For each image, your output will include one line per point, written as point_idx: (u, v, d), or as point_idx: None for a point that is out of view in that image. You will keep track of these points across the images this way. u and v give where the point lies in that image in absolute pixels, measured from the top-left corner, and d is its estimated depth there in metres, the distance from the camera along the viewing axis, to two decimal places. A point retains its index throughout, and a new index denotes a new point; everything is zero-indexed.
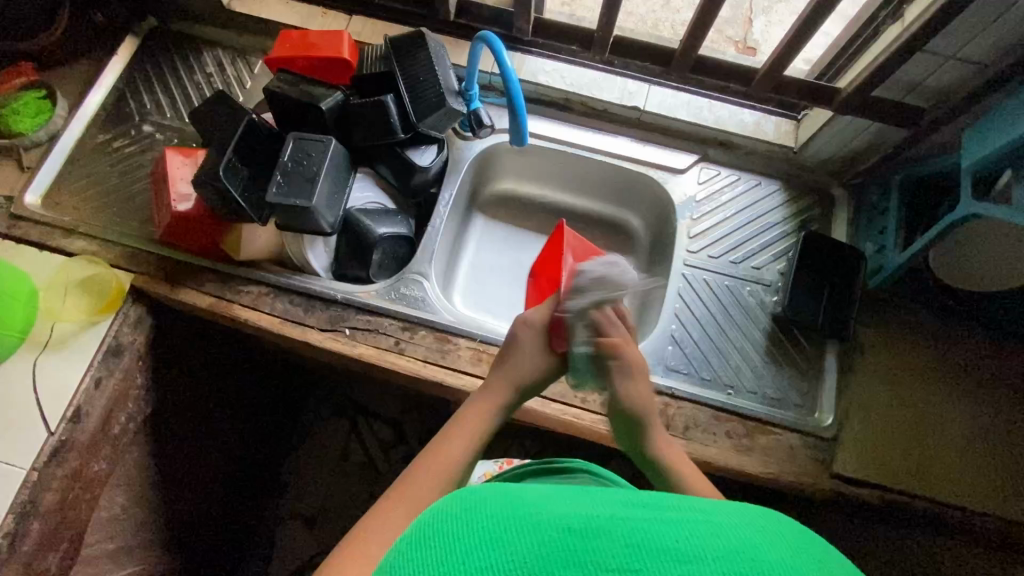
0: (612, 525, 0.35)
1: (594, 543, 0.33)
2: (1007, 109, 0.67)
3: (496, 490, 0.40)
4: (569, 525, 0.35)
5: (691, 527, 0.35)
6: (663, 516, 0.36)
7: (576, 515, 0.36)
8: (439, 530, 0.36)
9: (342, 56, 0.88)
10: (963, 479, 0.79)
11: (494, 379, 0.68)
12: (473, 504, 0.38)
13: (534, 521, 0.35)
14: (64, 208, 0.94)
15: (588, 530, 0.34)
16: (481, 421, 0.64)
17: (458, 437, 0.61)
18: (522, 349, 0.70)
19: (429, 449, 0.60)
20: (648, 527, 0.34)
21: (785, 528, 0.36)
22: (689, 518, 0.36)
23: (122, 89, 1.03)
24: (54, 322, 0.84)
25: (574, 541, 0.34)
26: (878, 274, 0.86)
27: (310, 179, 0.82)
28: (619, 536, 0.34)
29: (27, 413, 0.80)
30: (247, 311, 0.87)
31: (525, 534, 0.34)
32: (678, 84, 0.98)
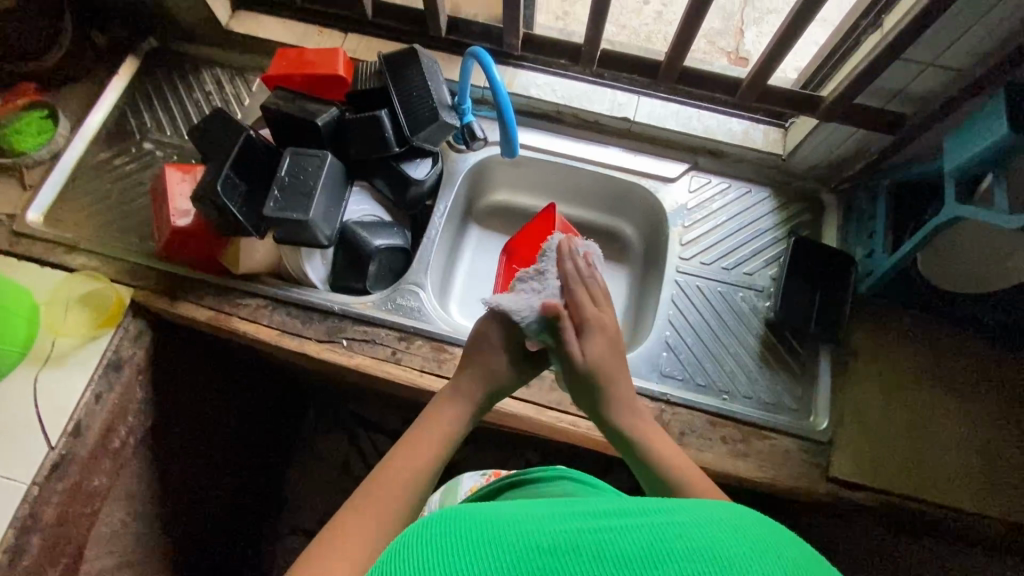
0: (582, 538, 0.35)
1: (563, 560, 0.34)
2: (984, 115, 0.68)
3: (467, 509, 0.40)
4: (539, 544, 0.35)
5: (659, 530, 0.35)
6: (631, 521, 0.36)
7: (547, 529, 0.37)
8: (410, 556, 0.36)
9: (338, 73, 0.92)
10: (958, 481, 0.80)
11: (464, 382, 0.69)
12: (443, 526, 0.38)
13: (505, 543, 0.36)
14: (65, 224, 0.95)
15: (557, 546, 0.35)
16: (444, 423, 0.66)
17: (426, 435, 0.64)
18: (485, 350, 0.70)
19: (405, 440, 0.63)
20: (616, 535, 0.35)
21: (748, 521, 0.37)
22: (657, 520, 0.36)
23: (122, 107, 1.06)
24: (55, 337, 0.85)
25: (545, 559, 0.34)
26: (869, 278, 0.87)
27: (306, 193, 0.83)
28: (588, 550, 0.34)
29: (28, 429, 0.81)
30: (245, 323, 0.88)
31: (496, 555, 0.35)
32: (667, 95, 0.99)
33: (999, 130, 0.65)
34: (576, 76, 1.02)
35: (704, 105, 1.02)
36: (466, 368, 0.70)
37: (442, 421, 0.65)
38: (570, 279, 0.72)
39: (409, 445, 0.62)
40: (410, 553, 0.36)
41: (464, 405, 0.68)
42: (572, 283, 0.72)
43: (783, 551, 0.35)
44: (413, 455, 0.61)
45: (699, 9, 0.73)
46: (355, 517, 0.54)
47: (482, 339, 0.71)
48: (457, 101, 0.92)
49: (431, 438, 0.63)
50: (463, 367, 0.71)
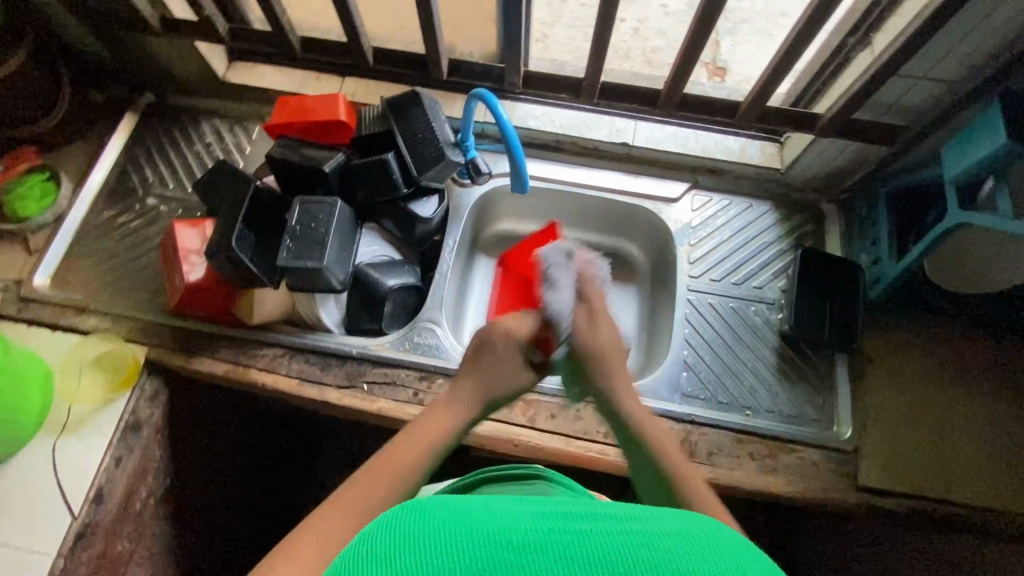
0: (551, 537, 0.36)
1: (529, 557, 0.34)
2: (980, 125, 0.71)
3: (443, 500, 0.41)
4: (507, 539, 0.36)
5: (628, 538, 0.35)
6: (601, 526, 0.37)
7: (517, 526, 0.37)
8: (380, 540, 0.37)
9: (340, 117, 0.92)
10: (984, 479, 0.81)
11: (466, 391, 0.67)
12: (417, 514, 0.39)
13: (474, 534, 0.36)
14: (73, 286, 0.94)
15: (525, 544, 0.35)
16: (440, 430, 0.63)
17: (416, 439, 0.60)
18: (495, 356, 0.69)
19: (397, 439, 0.60)
20: (583, 539, 0.35)
21: (719, 534, 0.37)
22: (627, 527, 0.36)
23: (123, 164, 1.05)
24: (71, 404, 0.84)
25: (511, 555, 0.34)
26: (877, 284, 0.89)
27: (319, 241, 0.84)
28: (555, 550, 0.35)
29: (51, 499, 0.79)
30: (263, 374, 0.88)
31: (463, 546, 0.35)
32: (663, 118, 1.02)
33: (997, 138, 0.67)
34: (572, 105, 1.05)
35: (700, 125, 1.04)
36: (469, 377, 0.68)
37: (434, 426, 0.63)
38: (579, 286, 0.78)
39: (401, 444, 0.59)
40: (380, 535, 0.37)
41: (459, 416, 0.65)
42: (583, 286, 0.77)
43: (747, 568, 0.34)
44: (407, 454, 0.58)
45: (698, 39, 0.75)
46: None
47: (488, 346, 0.69)
48: (460, 138, 0.93)
49: (425, 438, 0.61)
50: (464, 373, 0.69)
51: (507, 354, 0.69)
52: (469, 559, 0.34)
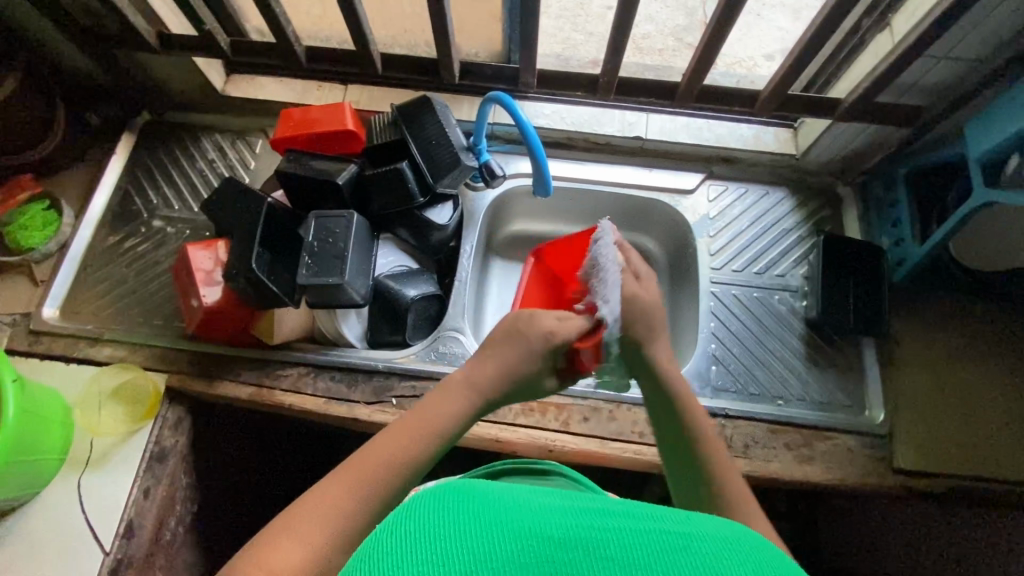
0: (595, 536, 0.35)
1: (573, 555, 0.34)
2: (1006, 102, 0.70)
3: (488, 497, 0.41)
4: (550, 536, 0.35)
5: (673, 542, 0.34)
6: (645, 528, 0.36)
7: (561, 523, 0.37)
8: (420, 527, 0.37)
9: (347, 127, 0.90)
10: (1019, 454, 0.81)
11: (478, 378, 0.59)
12: (460, 508, 0.39)
13: (516, 529, 0.36)
14: (84, 316, 0.92)
15: (564, 539, 0.35)
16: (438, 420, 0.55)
17: (412, 429, 0.53)
18: (520, 344, 0.60)
19: (399, 421, 0.54)
20: (628, 541, 0.34)
21: (759, 554, 0.35)
22: (672, 531, 0.36)
23: (125, 186, 1.03)
24: (93, 437, 0.82)
25: (555, 551, 0.34)
26: (902, 266, 0.89)
27: (338, 256, 0.82)
28: (599, 548, 0.34)
29: (79, 536, 0.78)
30: (288, 394, 0.86)
31: (504, 540, 0.35)
32: (676, 109, 1.00)
33: None
34: (581, 101, 1.03)
35: (712, 115, 1.03)
36: (488, 363, 0.60)
37: (439, 410, 0.56)
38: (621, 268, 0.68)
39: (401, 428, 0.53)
40: (422, 523, 0.38)
41: (464, 405, 0.58)
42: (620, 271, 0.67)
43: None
44: (406, 437, 0.52)
45: (719, 30, 0.74)
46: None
47: (521, 336, 0.61)
48: (473, 142, 0.91)
49: (429, 421, 0.55)
50: (485, 357, 0.61)
51: (539, 345, 0.60)
52: (510, 553, 0.34)
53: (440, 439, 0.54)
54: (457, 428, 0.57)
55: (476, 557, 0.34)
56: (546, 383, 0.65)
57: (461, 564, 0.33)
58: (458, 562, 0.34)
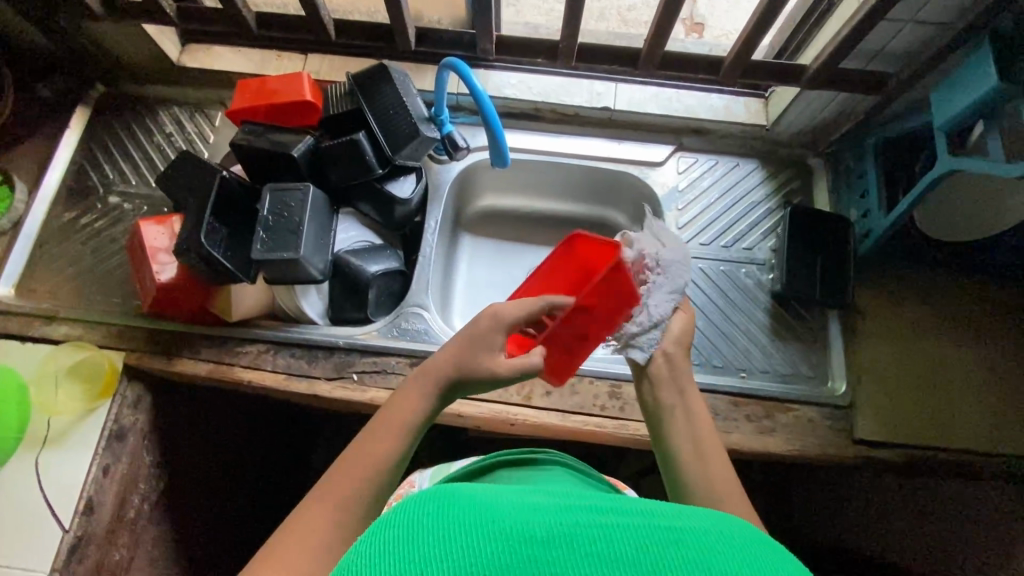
0: (578, 532, 0.33)
1: (558, 553, 0.32)
2: (970, 66, 0.68)
3: (463, 489, 0.37)
4: (534, 535, 0.33)
5: (664, 538, 0.33)
6: (634, 522, 0.34)
7: (544, 518, 0.34)
8: (390, 533, 0.33)
9: (306, 98, 0.86)
10: (976, 425, 0.82)
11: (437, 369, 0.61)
12: (436, 503, 0.35)
13: (498, 528, 0.33)
14: (39, 294, 0.90)
15: (545, 538, 0.33)
16: (408, 414, 0.59)
17: (385, 427, 0.58)
18: (472, 333, 0.62)
19: (374, 421, 0.59)
20: (616, 537, 0.33)
21: (746, 538, 0.35)
22: (663, 526, 0.34)
23: (80, 161, 1.00)
24: (51, 416, 0.81)
25: (539, 550, 0.32)
26: (867, 238, 0.88)
27: (293, 230, 0.80)
28: (584, 545, 0.32)
29: (38, 516, 0.77)
30: (248, 371, 0.85)
31: (486, 539, 0.32)
32: (644, 79, 0.98)
33: (989, 80, 0.65)
34: (549, 71, 1.00)
35: (682, 85, 1.00)
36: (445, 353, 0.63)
37: (407, 402, 0.60)
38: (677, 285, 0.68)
39: (373, 430, 0.57)
40: (395, 526, 0.34)
41: (430, 396, 0.61)
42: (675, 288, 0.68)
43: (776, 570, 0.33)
44: (379, 434, 0.57)
45: None
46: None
47: (473, 327, 0.62)
48: (434, 113, 0.89)
49: (398, 419, 0.58)
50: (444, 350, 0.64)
51: (489, 333, 0.62)
52: (495, 555, 0.31)
53: (413, 429, 0.58)
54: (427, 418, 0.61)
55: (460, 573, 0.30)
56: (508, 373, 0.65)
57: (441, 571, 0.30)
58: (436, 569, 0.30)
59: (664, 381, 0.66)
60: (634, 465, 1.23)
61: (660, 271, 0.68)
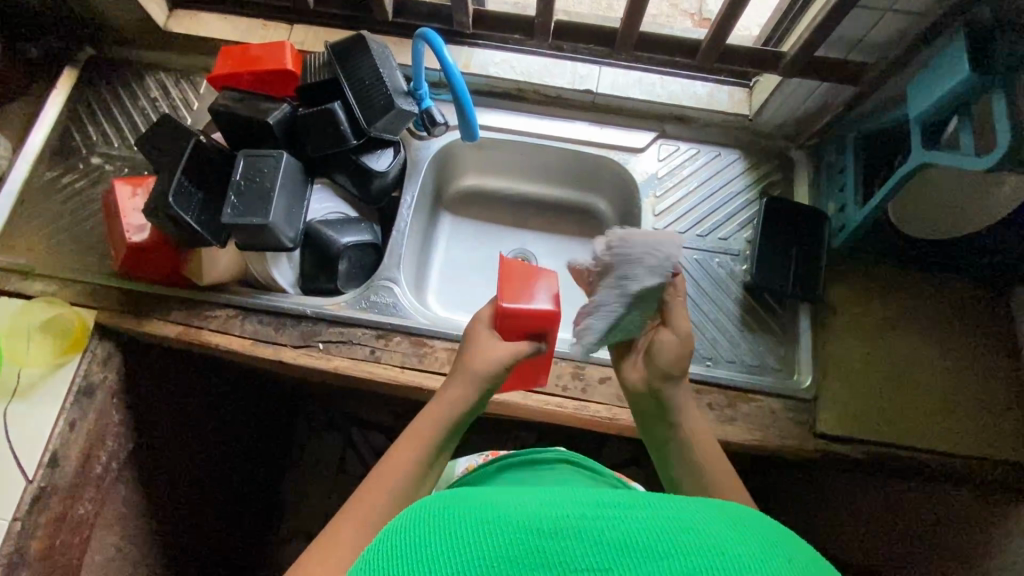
0: (588, 522, 0.33)
1: (566, 544, 0.32)
2: (945, 57, 0.67)
3: (476, 494, 0.38)
4: (538, 525, 0.33)
5: (677, 527, 0.33)
6: (642, 512, 0.34)
7: (549, 509, 0.35)
8: (401, 536, 0.35)
9: (285, 66, 0.87)
10: (939, 425, 0.81)
11: (454, 379, 0.65)
12: (444, 508, 0.37)
13: (502, 522, 0.34)
14: (17, 250, 0.91)
15: (555, 528, 0.33)
16: (435, 421, 0.62)
17: (415, 438, 0.61)
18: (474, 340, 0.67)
19: (400, 438, 0.61)
20: (626, 526, 0.33)
21: (765, 529, 0.34)
22: (662, 514, 0.34)
23: (65, 122, 1.01)
24: (21, 368, 0.82)
25: (549, 542, 0.32)
26: (841, 232, 0.88)
27: (264, 196, 0.80)
28: (593, 535, 0.32)
29: (3, 465, 0.79)
30: (216, 335, 0.86)
31: (491, 533, 0.33)
32: (627, 62, 0.97)
33: (960, 72, 0.64)
34: (533, 50, 1.00)
35: (667, 71, 1.00)
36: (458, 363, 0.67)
37: (430, 419, 0.63)
38: (629, 274, 0.62)
39: (406, 441, 0.61)
40: (408, 529, 0.35)
41: (454, 404, 0.64)
42: (626, 280, 0.62)
43: (785, 552, 0.33)
44: (407, 448, 0.60)
45: None
46: (344, 521, 0.53)
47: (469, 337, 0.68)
48: (413, 87, 0.89)
49: (425, 430, 0.62)
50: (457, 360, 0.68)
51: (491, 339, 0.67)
52: (499, 547, 0.32)
53: (435, 442, 0.61)
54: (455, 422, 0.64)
55: (469, 566, 0.31)
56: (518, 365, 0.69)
57: (449, 566, 0.31)
58: (445, 564, 0.32)
59: (677, 407, 0.64)
60: (607, 455, 1.23)
61: (616, 256, 0.64)
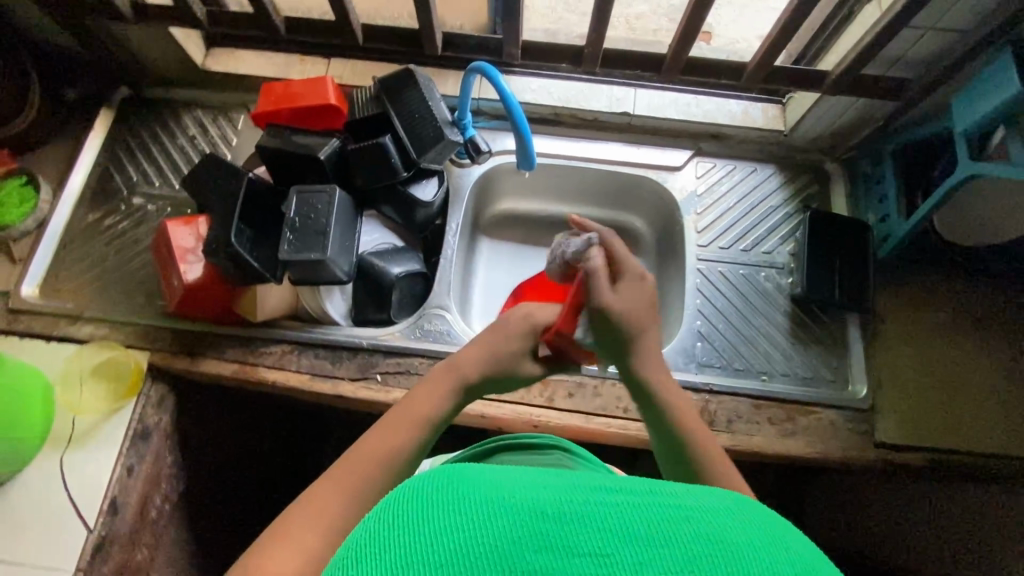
0: (592, 507, 0.28)
1: (571, 529, 0.27)
2: (990, 72, 0.70)
3: (476, 464, 0.33)
4: (541, 507, 0.28)
5: (687, 518, 0.28)
6: (646, 499, 0.29)
7: (545, 488, 0.30)
8: (401, 506, 0.29)
9: (330, 102, 0.88)
10: (994, 427, 0.82)
11: (463, 360, 0.63)
12: (441, 475, 0.31)
13: (503, 500, 0.28)
14: (64, 295, 0.91)
15: (559, 510, 0.28)
16: (429, 405, 0.59)
17: (405, 420, 0.57)
18: (505, 332, 0.66)
19: (386, 418, 0.57)
20: (634, 515, 0.28)
21: (781, 527, 0.30)
22: (670, 501, 0.29)
23: (104, 163, 1.01)
24: (76, 416, 0.81)
25: (551, 525, 0.27)
26: (887, 243, 0.89)
27: (321, 232, 0.80)
28: (598, 521, 0.28)
29: (62, 516, 0.77)
30: (272, 371, 0.85)
31: (489, 504, 0.28)
32: (664, 84, 0.99)
33: (1011, 86, 0.66)
34: (568, 76, 1.02)
35: (701, 91, 1.02)
36: (479, 344, 0.65)
37: (424, 396, 0.59)
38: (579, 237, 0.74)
39: (394, 416, 0.57)
40: (411, 496, 0.30)
41: (451, 397, 0.61)
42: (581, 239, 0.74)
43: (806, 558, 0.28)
44: (395, 429, 0.56)
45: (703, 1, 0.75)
46: None
47: (501, 326, 0.67)
48: (457, 116, 0.91)
49: (416, 409, 0.58)
50: (478, 343, 0.65)
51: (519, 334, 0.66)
52: (494, 523, 0.27)
53: (428, 423, 0.58)
54: (444, 416, 0.61)
55: (471, 548, 0.26)
56: (530, 372, 0.68)
57: (446, 548, 0.26)
58: (441, 544, 0.27)
59: (642, 367, 0.65)
60: None
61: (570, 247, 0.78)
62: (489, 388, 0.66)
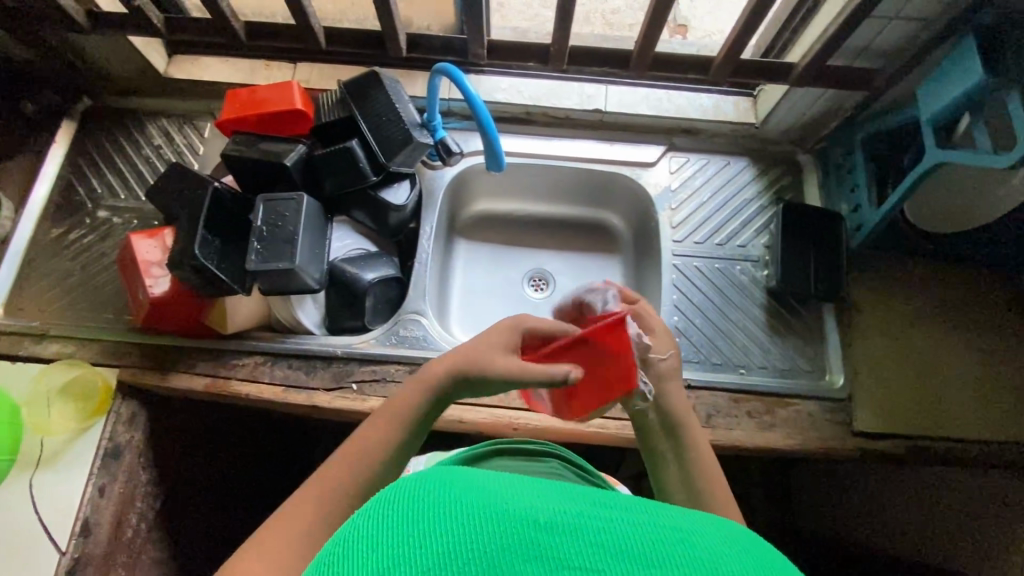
0: (586, 522, 0.28)
1: (563, 543, 0.26)
2: (954, 60, 0.70)
3: (470, 472, 0.32)
4: (535, 517, 0.27)
5: (678, 540, 0.27)
6: (640, 518, 0.29)
7: (540, 501, 0.29)
8: (392, 508, 0.29)
9: (296, 106, 0.85)
10: (969, 413, 0.83)
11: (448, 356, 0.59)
12: (437, 480, 0.31)
13: (496, 507, 0.28)
14: (29, 313, 0.89)
15: (551, 522, 0.27)
16: (412, 402, 0.57)
17: (387, 418, 0.56)
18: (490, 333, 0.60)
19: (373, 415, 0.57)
20: (627, 531, 0.27)
21: (772, 556, 0.29)
22: (663, 522, 0.29)
23: (67, 176, 0.98)
24: (43, 437, 0.79)
25: (543, 536, 0.26)
26: (859, 232, 0.89)
27: (288, 240, 0.79)
28: (591, 536, 0.27)
29: (31, 541, 0.75)
30: (246, 384, 0.84)
31: (481, 510, 0.28)
32: (634, 80, 0.99)
33: (975, 74, 0.66)
34: (538, 74, 1.01)
35: (671, 85, 1.02)
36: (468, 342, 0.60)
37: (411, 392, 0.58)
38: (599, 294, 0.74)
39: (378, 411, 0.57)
40: (404, 498, 0.30)
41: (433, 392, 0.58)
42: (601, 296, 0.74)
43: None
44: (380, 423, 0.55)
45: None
46: None
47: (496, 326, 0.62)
48: (426, 118, 0.89)
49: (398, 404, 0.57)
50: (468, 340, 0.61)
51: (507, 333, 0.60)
52: (485, 529, 0.27)
53: (409, 422, 0.56)
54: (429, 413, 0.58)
55: (460, 552, 0.26)
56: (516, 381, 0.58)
57: (435, 549, 0.26)
58: (431, 545, 0.26)
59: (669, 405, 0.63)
60: None
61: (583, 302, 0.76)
62: (474, 386, 0.59)
